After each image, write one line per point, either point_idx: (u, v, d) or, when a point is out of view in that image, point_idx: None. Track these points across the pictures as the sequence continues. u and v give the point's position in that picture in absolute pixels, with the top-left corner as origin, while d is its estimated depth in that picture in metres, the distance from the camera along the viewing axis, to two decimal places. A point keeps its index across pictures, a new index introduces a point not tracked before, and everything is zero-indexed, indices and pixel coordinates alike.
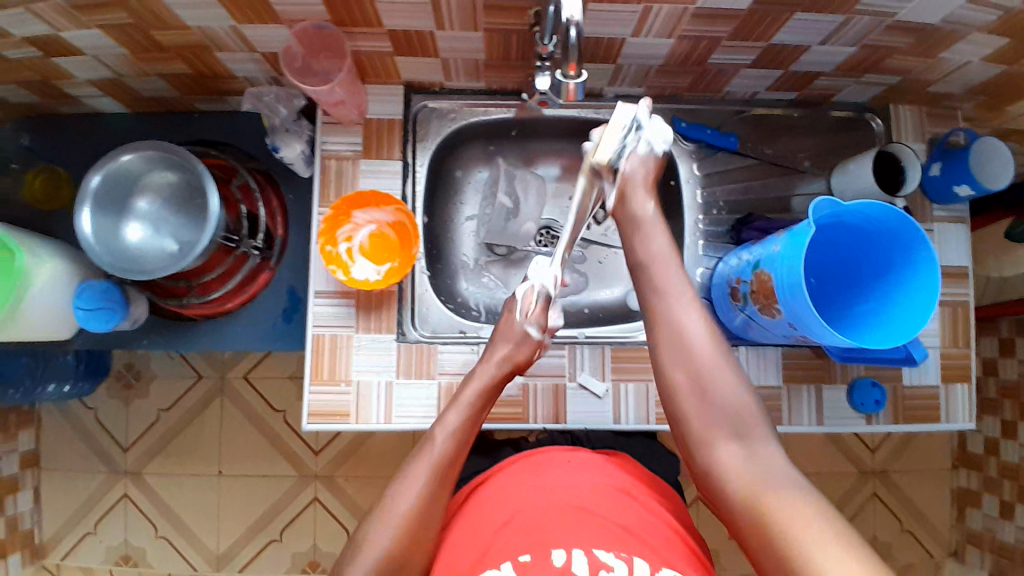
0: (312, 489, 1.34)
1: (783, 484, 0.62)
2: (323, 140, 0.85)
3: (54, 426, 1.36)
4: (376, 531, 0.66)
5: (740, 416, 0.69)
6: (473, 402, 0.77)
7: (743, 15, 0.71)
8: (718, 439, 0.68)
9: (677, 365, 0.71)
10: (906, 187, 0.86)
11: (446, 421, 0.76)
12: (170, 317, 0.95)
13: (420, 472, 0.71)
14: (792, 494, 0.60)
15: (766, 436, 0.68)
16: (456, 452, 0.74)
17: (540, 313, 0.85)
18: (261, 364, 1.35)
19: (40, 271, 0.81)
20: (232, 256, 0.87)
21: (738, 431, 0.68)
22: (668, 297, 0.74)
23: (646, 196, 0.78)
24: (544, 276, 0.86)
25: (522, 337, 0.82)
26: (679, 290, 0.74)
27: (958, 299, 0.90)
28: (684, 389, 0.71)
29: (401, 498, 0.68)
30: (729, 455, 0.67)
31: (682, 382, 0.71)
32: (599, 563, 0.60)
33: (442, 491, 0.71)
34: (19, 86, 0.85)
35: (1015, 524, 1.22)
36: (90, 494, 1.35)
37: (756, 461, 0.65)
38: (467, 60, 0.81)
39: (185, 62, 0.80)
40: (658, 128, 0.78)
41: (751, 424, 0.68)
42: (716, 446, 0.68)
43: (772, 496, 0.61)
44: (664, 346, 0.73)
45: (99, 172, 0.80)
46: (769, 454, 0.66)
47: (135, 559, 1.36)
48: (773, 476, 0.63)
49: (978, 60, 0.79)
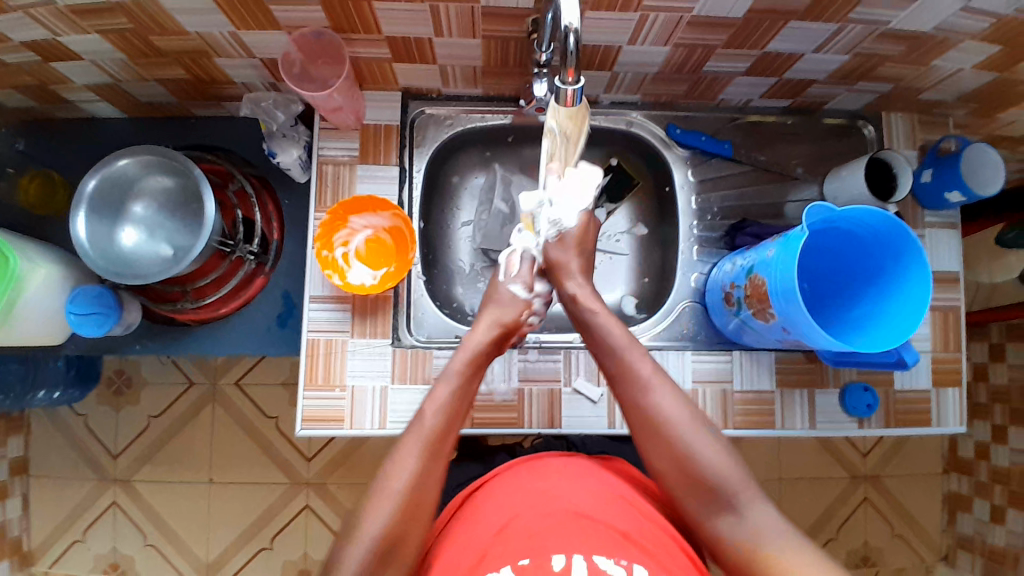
0: (304, 496, 1.34)
1: (786, 546, 0.61)
2: (321, 145, 0.85)
3: (43, 432, 1.34)
4: (370, 518, 0.61)
5: (727, 487, 0.65)
6: (461, 371, 0.73)
7: (739, 23, 0.72)
8: (712, 512, 0.65)
9: (657, 450, 0.68)
10: (898, 193, 0.87)
11: (436, 395, 0.70)
12: (161, 321, 0.94)
13: (412, 447, 0.65)
14: (797, 553, 0.61)
15: (756, 496, 0.65)
16: (447, 426, 0.68)
17: (526, 275, 0.83)
18: (255, 370, 1.35)
19: (34, 275, 0.81)
20: (227, 261, 0.87)
21: (727, 500, 0.65)
22: (635, 378, 0.70)
23: (576, 278, 0.80)
24: (526, 242, 0.86)
25: (508, 298, 0.80)
26: (647, 369, 0.71)
27: (950, 304, 0.91)
28: (670, 471, 0.67)
29: (395, 475, 0.63)
30: (728, 527, 0.64)
31: (665, 465, 0.68)
32: (599, 570, 0.61)
33: (436, 469, 0.66)
34: (16, 90, 0.85)
35: (1006, 528, 1.23)
36: (79, 501, 1.34)
37: (754, 530, 0.63)
38: (465, 67, 0.82)
39: (184, 67, 0.80)
40: (567, 206, 0.81)
41: (741, 490, 0.65)
42: (713, 518, 0.65)
43: (780, 562, 0.60)
44: (640, 428, 0.70)
45: (95, 176, 0.80)
46: (765, 515, 0.64)
47: (123, 567, 1.34)
48: (773, 538, 0.62)
49: (968, 68, 0.81)
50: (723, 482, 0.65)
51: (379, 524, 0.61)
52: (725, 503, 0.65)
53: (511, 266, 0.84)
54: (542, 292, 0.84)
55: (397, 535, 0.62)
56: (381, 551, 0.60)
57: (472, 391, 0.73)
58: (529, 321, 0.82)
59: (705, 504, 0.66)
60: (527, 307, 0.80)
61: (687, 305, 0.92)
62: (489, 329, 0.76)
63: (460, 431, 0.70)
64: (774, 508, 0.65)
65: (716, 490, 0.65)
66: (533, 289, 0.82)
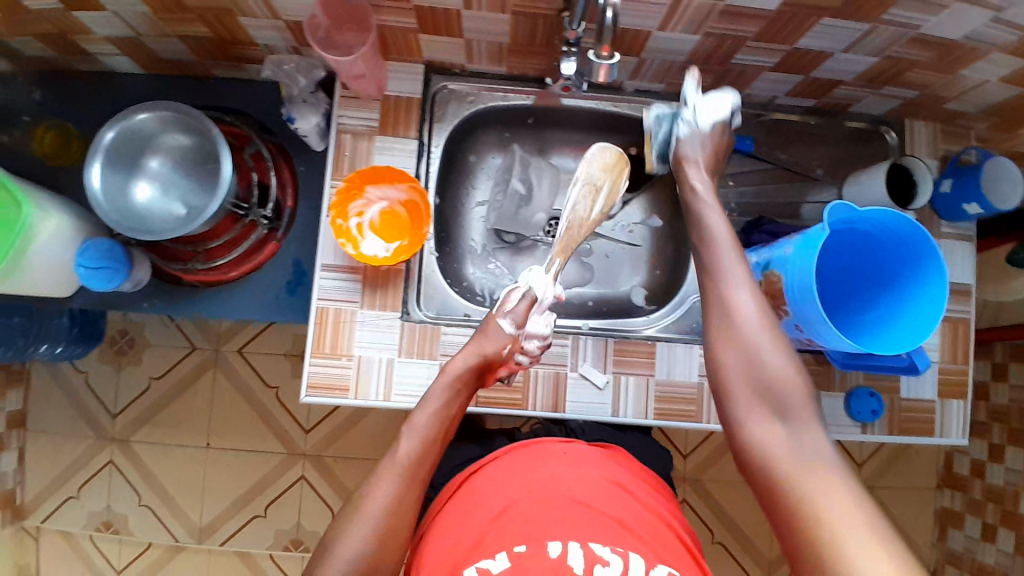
0: (300, 467, 1.34)
1: (823, 469, 0.54)
2: (340, 113, 0.85)
3: (44, 387, 1.35)
4: (349, 531, 0.61)
5: (783, 394, 0.59)
6: (439, 396, 0.73)
7: (771, 16, 0.72)
8: (757, 415, 0.59)
9: (727, 343, 0.62)
10: (918, 201, 0.88)
11: (414, 421, 0.71)
12: (169, 280, 0.94)
13: (387, 478, 0.65)
14: (836, 480, 0.53)
15: (813, 418, 0.58)
16: (424, 454, 0.68)
17: (519, 312, 0.81)
18: (258, 338, 1.35)
19: (45, 225, 0.80)
20: (239, 225, 0.89)
21: (780, 408, 0.59)
22: (720, 273, 0.66)
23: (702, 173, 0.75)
24: (537, 282, 0.85)
25: (494, 330, 0.79)
26: (736, 267, 0.66)
27: (960, 316, 0.91)
28: (733, 368, 0.61)
29: (372, 496, 0.63)
30: (769, 434, 0.58)
31: (730, 361, 0.62)
32: (595, 557, 0.61)
33: (412, 493, 0.65)
34: (36, 39, 0.84)
35: (997, 546, 1.23)
36: (76, 457, 1.34)
37: (798, 444, 0.56)
38: (491, 43, 0.81)
39: (207, 25, 0.79)
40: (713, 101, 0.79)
41: (798, 405, 0.58)
42: (753, 425, 0.59)
43: (814, 484, 0.53)
44: (715, 323, 0.64)
45: (113, 128, 0.80)
46: (815, 437, 0.57)
47: (116, 526, 1.35)
48: (814, 468, 0.54)
49: (995, 81, 0.80)
50: (783, 389, 0.59)
51: (355, 544, 0.60)
52: (779, 411, 0.59)
53: (507, 300, 0.82)
54: (535, 333, 0.83)
55: (374, 561, 0.61)
56: (361, 572, 0.60)
57: (451, 413, 0.73)
58: (517, 357, 0.82)
59: (757, 408, 0.59)
60: (514, 342, 0.80)
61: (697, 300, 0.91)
62: (468, 355, 0.76)
63: (442, 451, 0.71)
64: (825, 436, 0.57)
65: (773, 395, 0.59)
66: (522, 326, 0.81)
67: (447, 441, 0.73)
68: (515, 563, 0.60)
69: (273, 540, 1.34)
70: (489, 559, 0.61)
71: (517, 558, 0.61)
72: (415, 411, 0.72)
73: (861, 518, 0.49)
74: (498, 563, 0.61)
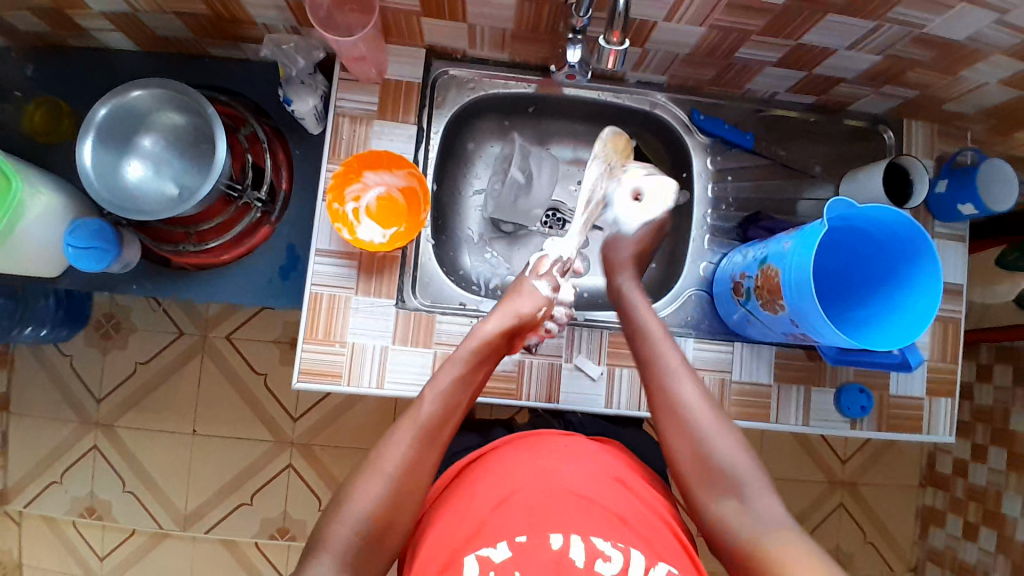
0: (287, 456, 1.33)
1: (783, 538, 0.63)
2: (339, 96, 0.84)
3: (27, 370, 1.32)
4: (362, 486, 0.65)
5: (737, 475, 0.67)
6: (467, 359, 0.74)
7: (777, 11, 0.72)
8: (716, 494, 0.67)
9: (676, 428, 0.70)
10: (912, 201, 0.88)
11: (437, 382, 0.72)
12: (159, 263, 0.92)
13: (405, 431, 0.68)
14: (798, 548, 0.61)
15: (766, 490, 0.67)
16: (445, 415, 0.70)
17: (554, 275, 0.85)
18: (247, 325, 1.33)
19: (35, 201, 0.79)
20: (232, 207, 0.86)
21: (735, 486, 0.67)
22: (659, 368, 0.74)
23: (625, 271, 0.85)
24: (563, 249, 0.88)
25: (529, 291, 0.81)
26: (673, 357, 0.74)
27: (951, 316, 0.92)
28: (685, 455, 0.69)
29: (387, 457, 0.66)
30: (729, 511, 0.66)
31: (681, 448, 0.70)
32: (596, 552, 0.61)
33: (426, 456, 0.67)
34: (30, 12, 0.81)
35: (978, 545, 1.24)
36: (59, 442, 1.32)
37: (756, 518, 0.65)
38: (494, 29, 0.80)
39: (205, 3, 0.77)
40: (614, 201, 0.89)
41: (748, 479, 0.67)
42: (716, 506, 0.67)
43: (780, 551, 0.62)
44: (661, 415, 0.72)
45: (106, 104, 0.78)
46: (772, 507, 0.65)
47: (100, 512, 1.33)
48: (774, 528, 0.64)
49: (993, 83, 0.81)
50: (734, 467, 0.67)
51: (366, 504, 0.63)
52: (729, 488, 0.67)
53: (540, 265, 0.85)
54: (564, 300, 0.85)
55: (387, 518, 0.64)
56: (369, 531, 0.63)
57: (476, 379, 0.75)
58: (546, 323, 0.83)
59: (710, 487, 0.68)
60: (549, 304, 0.81)
61: (692, 294, 0.92)
62: (502, 318, 0.77)
63: (459, 417, 0.72)
64: (782, 501, 0.66)
65: (724, 479, 0.67)
66: (557, 289, 0.84)
67: (468, 406, 0.74)
68: (516, 553, 0.60)
69: (259, 528, 1.33)
70: (490, 548, 0.61)
71: (518, 548, 0.61)
72: (437, 372, 0.73)
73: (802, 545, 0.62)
74: (499, 552, 0.61)
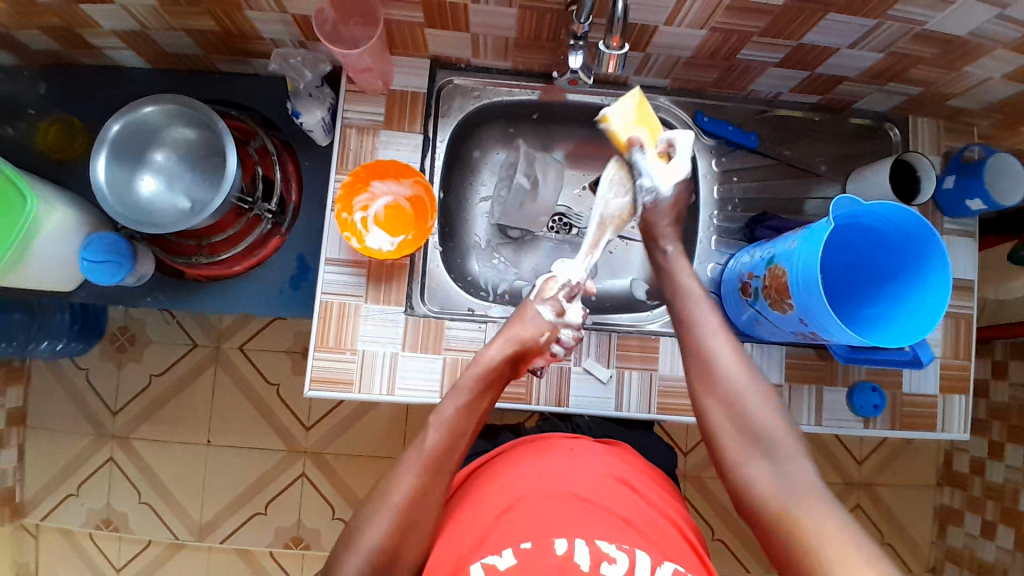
0: (301, 464, 1.34)
1: (809, 500, 0.60)
2: (346, 108, 0.85)
3: (44, 384, 1.34)
4: (375, 519, 0.64)
5: (769, 435, 0.66)
6: (472, 387, 0.74)
7: (777, 11, 0.72)
8: (749, 455, 0.66)
9: (716, 386, 0.70)
10: (921, 196, 0.88)
11: (442, 411, 0.72)
12: (171, 274, 0.93)
13: (413, 469, 0.67)
14: (826, 511, 0.59)
15: (798, 454, 0.65)
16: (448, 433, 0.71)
17: (559, 299, 0.84)
18: (258, 336, 1.34)
19: (50, 218, 0.80)
20: (244, 218, 0.87)
21: (765, 447, 0.66)
22: (698, 330, 0.74)
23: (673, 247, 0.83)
24: (572, 271, 0.87)
25: (533, 316, 0.81)
26: (711, 320, 0.75)
27: (962, 312, 0.91)
28: (721, 416, 0.69)
29: (397, 488, 0.66)
30: (759, 471, 0.65)
31: (716, 408, 0.69)
32: (601, 554, 0.61)
33: (436, 485, 0.67)
34: (42, 33, 0.83)
35: (996, 544, 1.23)
36: (76, 454, 1.34)
37: (784, 478, 0.63)
38: (498, 38, 0.82)
39: (213, 19, 0.79)
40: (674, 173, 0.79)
41: (781, 442, 0.66)
42: (746, 465, 0.66)
43: (804, 509, 0.60)
44: (697, 375, 0.72)
45: (120, 121, 0.80)
46: (800, 470, 0.64)
47: (116, 523, 1.34)
48: (801, 491, 0.62)
49: (998, 77, 0.80)
50: (768, 430, 0.66)
51: (378, 534, 0.63)
52: (760, 448, 0.66)
53: (546, 288, 0.85)
54: (571, 323, 0.83)
55: (402, 525, 0.64)
56: (380, 558, 0.63)
57: (482, 406, 0.74)
58: (552, 346, 0.82)
59: (742, 446, 0.67)
60: (553, 329, 0.81)
61: None
62: (504, 345, 0.77)
63: (465, 447, 0.71)
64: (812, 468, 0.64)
65: (756, 436, 0.66)
66: (562, 313, 0.83)
67: (475, 431, 0.74)
68: (522, 560, 0.61)
69: (274, 538, 1.34)
70: (496, 555, 0.61)
71: (523, 554, 0.61)
72: (442, 401, 0.73)
73: (830, 510, 0.59)
74: (504, 559, 0.61)
